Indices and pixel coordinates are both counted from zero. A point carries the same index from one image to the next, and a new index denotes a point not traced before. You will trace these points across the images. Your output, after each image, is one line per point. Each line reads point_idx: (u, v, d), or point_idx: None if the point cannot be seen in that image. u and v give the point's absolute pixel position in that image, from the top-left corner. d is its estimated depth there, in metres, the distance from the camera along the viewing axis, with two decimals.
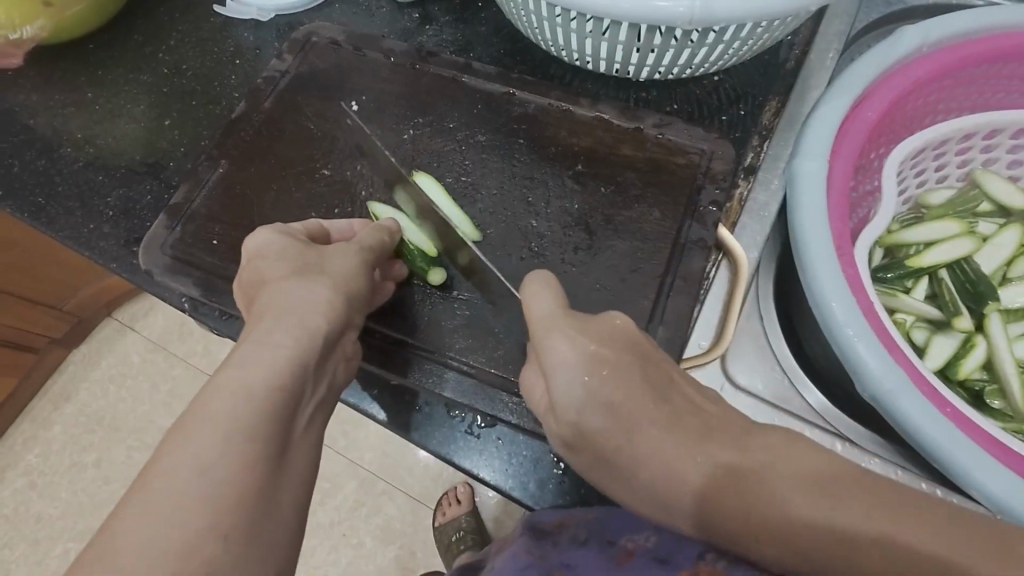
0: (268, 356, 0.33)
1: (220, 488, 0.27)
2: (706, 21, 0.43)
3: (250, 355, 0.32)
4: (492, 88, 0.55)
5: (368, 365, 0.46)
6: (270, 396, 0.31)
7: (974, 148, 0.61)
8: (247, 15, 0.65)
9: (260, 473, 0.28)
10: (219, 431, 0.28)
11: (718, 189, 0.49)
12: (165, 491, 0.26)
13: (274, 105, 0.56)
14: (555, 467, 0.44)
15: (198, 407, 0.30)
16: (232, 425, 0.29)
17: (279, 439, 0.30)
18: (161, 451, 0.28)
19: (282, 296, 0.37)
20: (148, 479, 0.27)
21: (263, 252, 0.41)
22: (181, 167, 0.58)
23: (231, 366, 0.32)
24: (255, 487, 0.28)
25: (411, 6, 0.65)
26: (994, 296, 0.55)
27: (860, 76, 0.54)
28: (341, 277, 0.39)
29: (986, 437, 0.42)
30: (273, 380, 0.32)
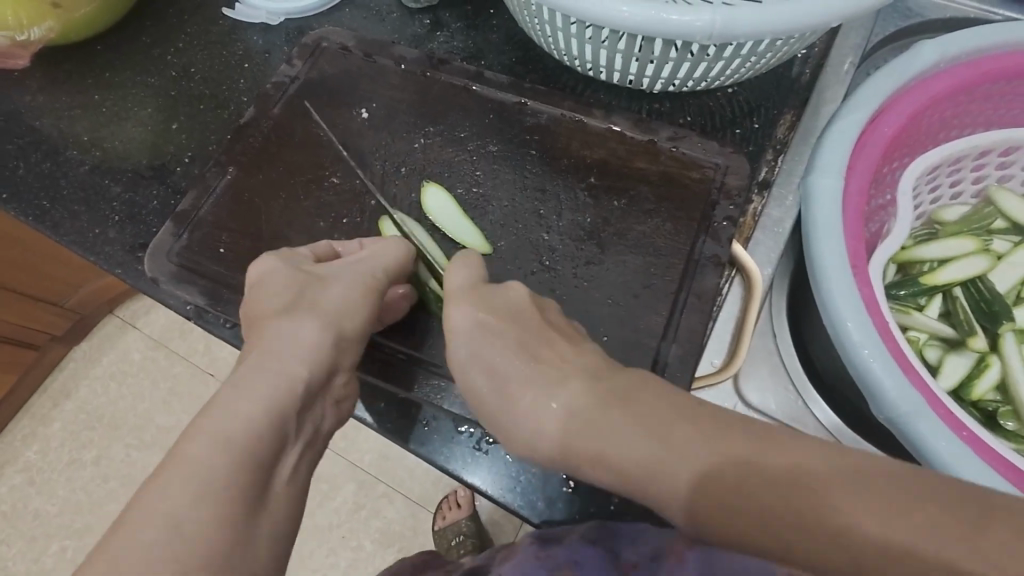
0: (251, 386, 0.35)
1: (194, 520, 0.29)
2: (726, 36, 0.43)
3: (235, 388, 0.35)
4: (504, 97, 0.54)
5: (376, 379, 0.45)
6: (247, 444, 0.32)
7: (989, 164, 0.61)
8: (256, 19, 0.65)
9: (230, 525, 0.30)
10: (194, 481, 0.30)
11: (733, 205, 0.48)
12: (135, 540, 0.28)
13: (283, 111, 0.55)
14: (565, 486, 0.44)
15: (179, 452, 0.31)
16: (208, 466, 0.31)
17: (254, 483, 0.32)
18: (141, 495, 0.30)
19: (273, 335, 0.38)
20: (123, 526, 0.29)
21: (265, 281, 0.42)
22: (188, 172, 0.57)
23: (217, 402, 0.34)
24: (221, 537, 0.29)
25: (422, 12, 0.64)
26: (1009, 315, 0.54)
27: (877, 92, 0.53)
28: (335, 312, 0.40)
29: (1000, 461, 0.42)
30: (257, 412, 0.34)
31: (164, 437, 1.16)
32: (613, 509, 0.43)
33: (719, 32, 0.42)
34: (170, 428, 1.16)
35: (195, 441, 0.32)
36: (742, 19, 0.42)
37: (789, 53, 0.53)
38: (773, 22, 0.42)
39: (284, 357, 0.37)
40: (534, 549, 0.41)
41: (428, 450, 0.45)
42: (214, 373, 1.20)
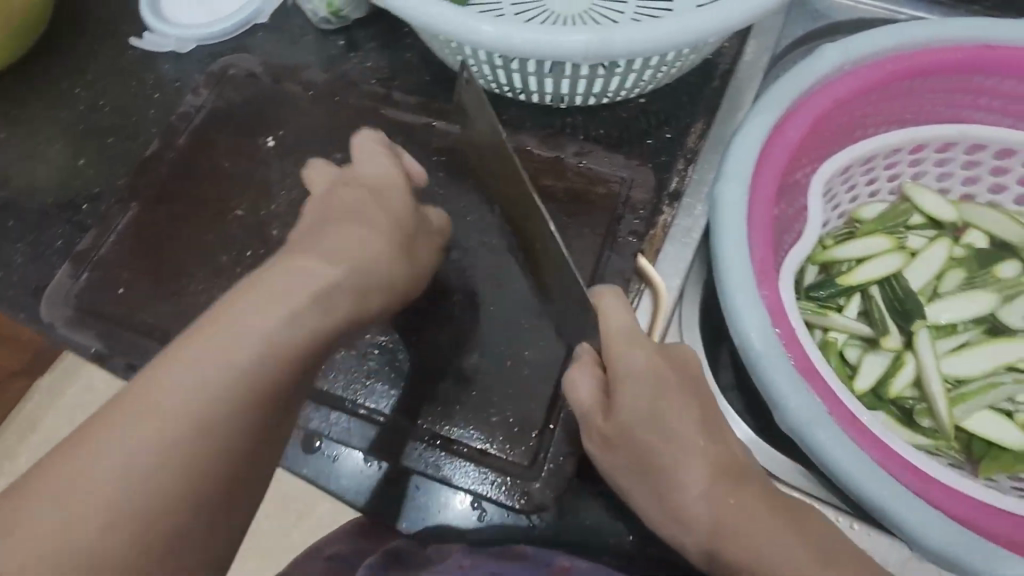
0: (203, 376, 0.31)
1: (146, 473, 0.29)
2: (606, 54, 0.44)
3: (236, 315, 0.33)
4: (414, 118, 0.54)
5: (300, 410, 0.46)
6: (246, 367, 0.31)
7: (903, 162, 0.61)
8: (167, 47, 0.63)
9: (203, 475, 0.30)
10: (161, 438, 0.29)
11: (638, 218, 0.48)
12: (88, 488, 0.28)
13: (189, 142, 0.54)
14: (472, 514, 0.44)
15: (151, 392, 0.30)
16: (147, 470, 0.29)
17: (235, 432, 0.31)
18: (105, 419, 0.30)
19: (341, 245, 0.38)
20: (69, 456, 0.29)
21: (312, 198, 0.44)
22: (96, 208, 0.56)
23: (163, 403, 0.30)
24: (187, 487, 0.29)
25: (336, 32, 0.63)
26: (921, 313, 0.55)
27: (780, 97, 0.54)
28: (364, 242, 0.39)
29: (901, 464, 0.42)
30: (204, 407, 0.30)
31: None
32: (520, 532, 0.43)
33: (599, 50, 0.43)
34: None
35: (117, 450, 0.29)
36: (619, 38, 0.43)
37: (691, 62, 0.53)
38: (652, 41, 0.44)
39: (235, 347, 0.32)
40: (460, 559, 0.42)
41: (333, 487, 0.45)
42: None
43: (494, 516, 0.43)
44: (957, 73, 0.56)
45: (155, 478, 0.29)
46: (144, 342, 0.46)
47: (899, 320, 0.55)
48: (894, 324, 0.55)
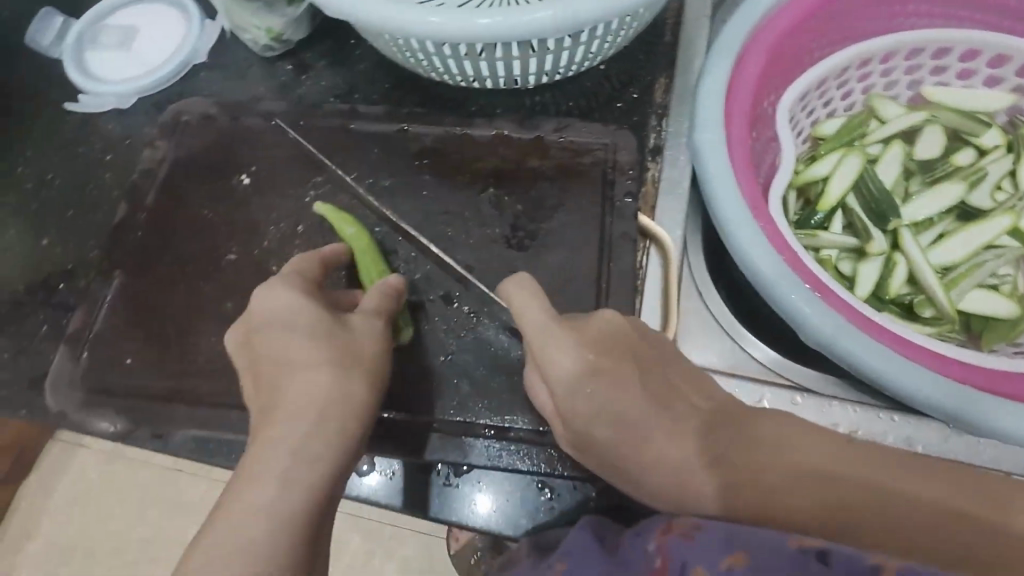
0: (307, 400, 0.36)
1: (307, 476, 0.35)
2: (572, 24, 0.43)
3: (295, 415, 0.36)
4: (386, 127, 0.53)
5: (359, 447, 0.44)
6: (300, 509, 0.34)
7: (851, 79, 0.64)
8: (105, 106, 0.60)
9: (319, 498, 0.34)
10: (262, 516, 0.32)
11: (629, 179, 0.49)
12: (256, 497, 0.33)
13: (159, 198, 0.52)
14: (542, 494, 0.43)
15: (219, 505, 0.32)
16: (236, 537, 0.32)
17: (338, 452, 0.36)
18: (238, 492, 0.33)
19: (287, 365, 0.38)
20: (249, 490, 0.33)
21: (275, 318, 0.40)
22: (75, 286, 0.53)
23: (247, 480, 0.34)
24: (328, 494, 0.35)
25: (282, 58, 0.61)
26: (895, 212, 0.58)
27: (732, 39, 0.55)
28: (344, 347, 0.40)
29: (921, 351, 0.45)
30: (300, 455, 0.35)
31: (146, 552, 1.09)
32: (594, 504, 0.43)
33: (565, 23, 0.43)
34: (149, 540, 1.09)
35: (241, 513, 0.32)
36: (582, 6, 0.43)
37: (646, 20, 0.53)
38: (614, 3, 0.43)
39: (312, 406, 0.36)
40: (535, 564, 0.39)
41: (389, 498, 0.43)
42: (182, 470, 1.14)
43: (564, 490, 0.43)
44: None
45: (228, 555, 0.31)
46: (167, 408, 0.44)
47: (879, 222, 0.59)
48: (878, 229, 0.58)
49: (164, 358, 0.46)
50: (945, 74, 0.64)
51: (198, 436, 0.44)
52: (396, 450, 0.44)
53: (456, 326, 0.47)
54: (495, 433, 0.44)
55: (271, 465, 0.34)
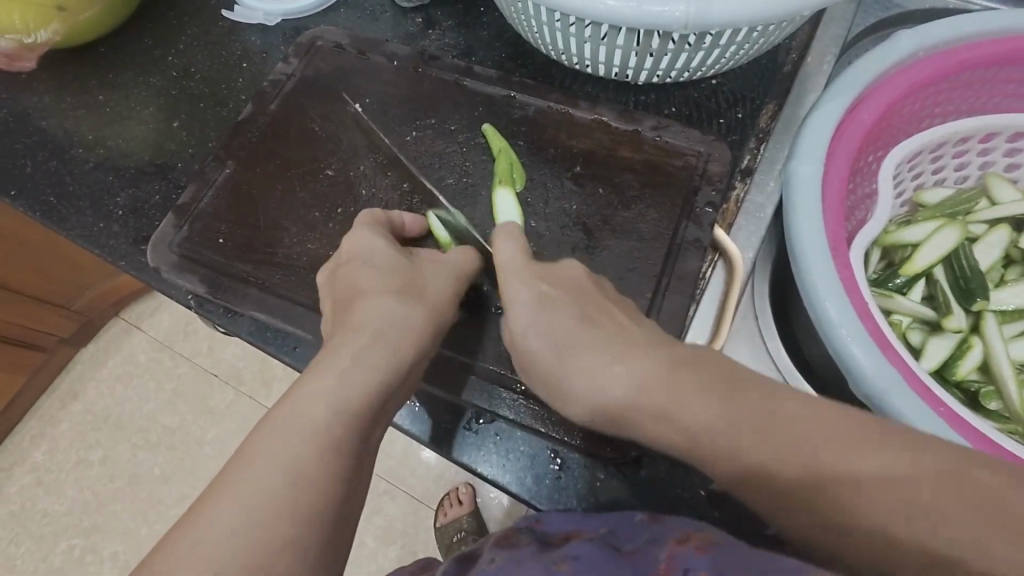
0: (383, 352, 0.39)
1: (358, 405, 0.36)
2: (703, 23, 0.45)
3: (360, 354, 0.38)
4: (495, 91, 0.56)
5: None
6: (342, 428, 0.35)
7: (970, 151, 0.62)
8: (254, 20, 0.67)
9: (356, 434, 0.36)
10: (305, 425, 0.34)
11: (715, 190, 0.50)
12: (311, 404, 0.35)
13: (280, 107, 0.57)
14: (552, 463, 0.44)
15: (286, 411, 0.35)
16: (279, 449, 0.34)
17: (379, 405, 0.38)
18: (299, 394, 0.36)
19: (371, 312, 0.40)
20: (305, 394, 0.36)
21: (362, 260, 0.44)
22: (189, 168, 0.59)
23: (302, 388, 0.37)
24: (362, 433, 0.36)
25: (414, 11, 0.66)
26: (984, 293, 0.54)
27: (856, 79, 0.54)
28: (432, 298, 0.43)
29: (975, 434, 0.43)
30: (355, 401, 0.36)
31: (170, 437, 1.17)
32: (598, 486, 0.44)
33: (698, 21, 0.44)
34: (176, 428, 1.18)
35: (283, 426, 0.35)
36: (716, 5, 0.44)
37: (772, 40, 0.54)
38: (747, 11, 0.44)
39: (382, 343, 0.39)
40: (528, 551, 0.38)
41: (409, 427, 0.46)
42: (219, 374, 1.22)
43: (574, 463, 0.44)
44: None
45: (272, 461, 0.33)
46: (243, 288, 0.48)
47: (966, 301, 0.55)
48: (961, 307, 0.56)
49: (249, 245, 0.50)
50: None
51: (263, 322, 0.48)
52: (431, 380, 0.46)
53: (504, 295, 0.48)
54: (524, 391, 0.46)
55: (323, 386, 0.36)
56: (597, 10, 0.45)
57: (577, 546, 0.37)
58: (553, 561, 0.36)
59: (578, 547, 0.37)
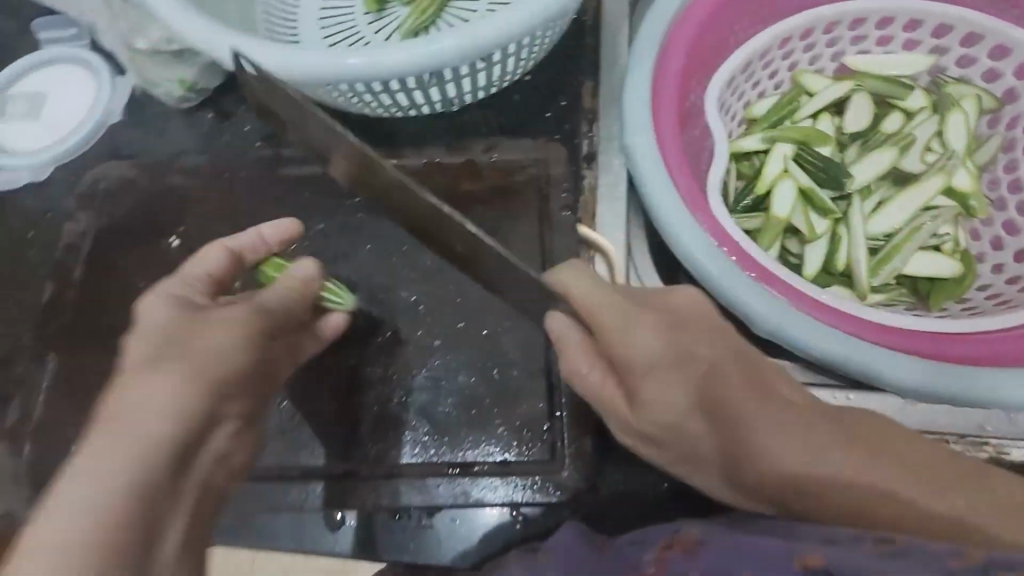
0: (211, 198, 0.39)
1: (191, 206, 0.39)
2: (471, 52, 0.43)
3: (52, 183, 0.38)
4: (313, 169, 0.52)
5: (342, 499, 0.43)
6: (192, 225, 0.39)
7: (776, 59, 0.64)
8: (23, 178, 0.58)
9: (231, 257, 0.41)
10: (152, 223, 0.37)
11: (565, 192, 0.49)
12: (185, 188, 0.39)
13: (88, 271, 0.50)
14: (516, 523, 0.42)
15: None
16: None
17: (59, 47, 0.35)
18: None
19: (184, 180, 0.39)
20: None
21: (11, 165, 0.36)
22: (10, 375, 0.50)
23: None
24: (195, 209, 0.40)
25: (200, 108, 0.59)
26: (845, 176, 0.58)
27: (651, 34, 0.55)
28: None
29: (867, 328, 0.45)
30: None
31: None
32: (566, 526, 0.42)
33: (452, 51, 0.43)
34: None
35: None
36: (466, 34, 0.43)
37: (551, 39, 0.52)
38: (495, 33, 0.43)
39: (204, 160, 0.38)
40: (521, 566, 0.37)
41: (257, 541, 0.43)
42: None
43: (536, 517, 0.42)
44: None
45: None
46: None
47: (836, 188, 0.59)
48: (827, 200, 0.58)
49: None
50: (865, 42, 0.64)
51: None
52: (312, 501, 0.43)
53: (358, 387, 0.45)
54: (461, 470, 0.43)
55: (143, 445, 0.27)
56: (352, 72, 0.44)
57: (562, 538, 0.38)
58: (534, 559, 0.36)
59: (564, 540, 0.37)
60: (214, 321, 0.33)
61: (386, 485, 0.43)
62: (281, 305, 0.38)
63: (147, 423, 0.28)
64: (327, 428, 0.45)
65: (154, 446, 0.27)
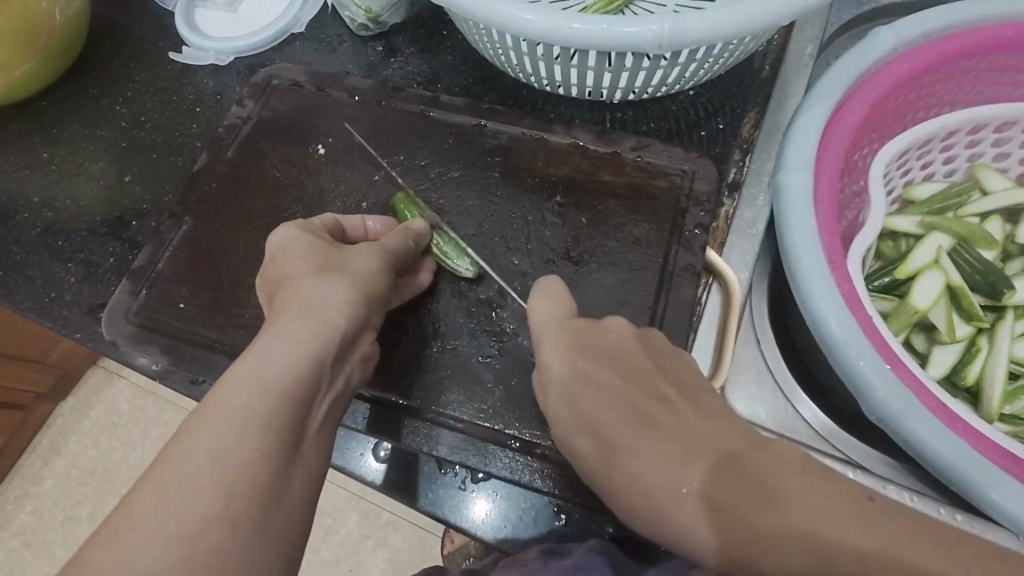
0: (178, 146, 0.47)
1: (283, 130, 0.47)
2: (673, 41, 0.41)
3: None
4: (464, 120, 0.53)
5: (389, 439, 0.42)
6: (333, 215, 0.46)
7: (958, 144, 0.59)
8: (205, 60, 0.63)
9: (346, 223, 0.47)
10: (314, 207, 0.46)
11: (703, 211, 0.47)
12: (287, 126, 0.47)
13: (237, 154, 0.54)
14: (557, 519, 0.41)
15: None
16: (255, 415, 0.29)
17: None
18: None
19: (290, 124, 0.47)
20: None
21: None
22: (145, 226, 0.55)
23: None
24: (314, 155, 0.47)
25: (374, 39, 0.62)
26: (1006, 287, 0.52)
27: (838, 80, 0.52)
28: None
29: (998, 449, 0.40)
30: None
31: None
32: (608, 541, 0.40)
33: (623, 34, 0.40)
34: None
35: (236, 395, 0.30)
36: (673, 20, 0.40)
37: (737, 57, 0.51)
38: (704, 27, 0.40)
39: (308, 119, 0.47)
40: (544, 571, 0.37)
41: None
42: None
43: (577, 518, 0.41)
44: (1014, 50, 0.54)
45: (256, 433, 0.29)
46: (208, 356, 0.45)
47: (989, 296, 0.53)
48: (977, 304, 0.53)
49: (214, 308, 0.47)
50: None
51: None
52: (369, 424, 0.43)
53: (444, 334, 0.45)
54: (521, 446, 0.41)
55: (295, 373, 0.32)
56: (513, 25, 0.41)
57: (583, 555, 0.37)
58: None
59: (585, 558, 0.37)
60: (359, 254, 0.42)
61: (433, 436, 0.42)
62: (402, 267, 0.45)
63: (307, 327, 0.35)
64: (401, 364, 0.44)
65: (307, 356, 0.34)
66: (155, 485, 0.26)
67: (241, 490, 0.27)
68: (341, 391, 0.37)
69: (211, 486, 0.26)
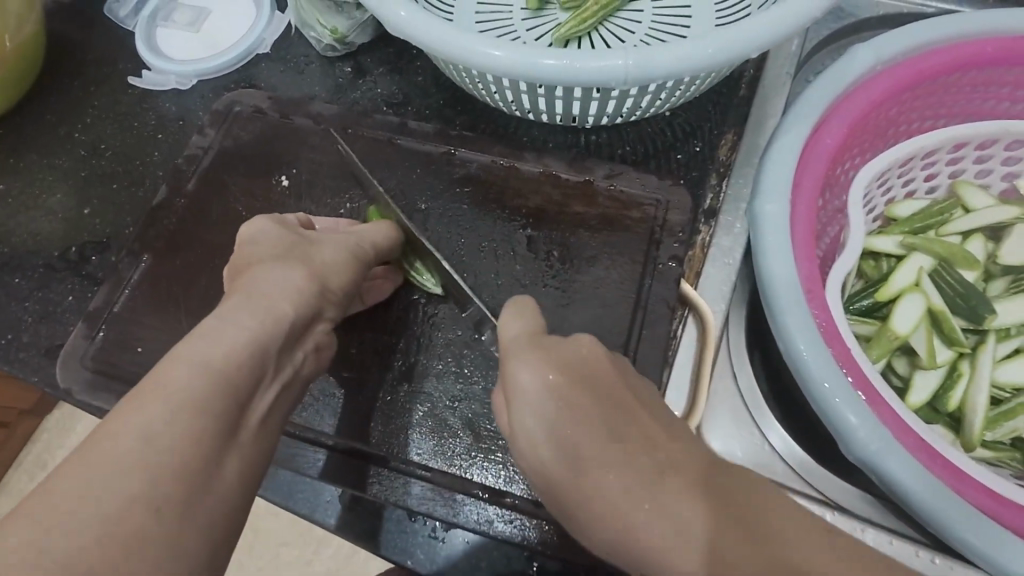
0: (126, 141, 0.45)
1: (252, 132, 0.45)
2: (640, 75, 0.39)
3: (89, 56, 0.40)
4: (432, 148, 0.51)
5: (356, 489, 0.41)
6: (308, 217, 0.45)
7: (939, 162, 0.58)
8: (166, 84, 0.61)
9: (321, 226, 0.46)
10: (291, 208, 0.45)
11: (677, 242, 0.46)
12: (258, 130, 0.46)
13: (198, 186, 0.52)
14: (530, 568, 0.39)
15: None
16: (193, 399, 0.28)
17: None
18: None
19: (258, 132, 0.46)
20: None
21: None
22: (105, 261, 0.53)
23: None
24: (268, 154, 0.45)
25: (342, 59, 0.60)
26: (988, 311, 0.51)
27: (816, 102, 0.51)
28: None
29: (974, 486, 0.40)
30: None
31: None
32: None
33: (596, 71, 0.39)
34: None
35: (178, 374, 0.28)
36: (639, 55, 0.39)
37: (711, 81, 0.49)
38: (671, 61, 0.39)
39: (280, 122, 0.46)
40: None
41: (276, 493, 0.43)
42: None
43: (551, 569, 0.39)
44: (994, 67, 0.53)
45: (190, 417, 0.27)
46: None
47: (971, 320, 0.52)
48: (959, 329, 0.52)
49: None
50: None
51: None
52: (336, 476, 0.41)
53: (412, 377, 0.44)
54: (490, 495, 0.40)
55: (238, 362, 0.30)
56: (475, 61, 0.40)
57: None
58: None
59: None
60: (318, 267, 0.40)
61: (402, 485, 0.41)
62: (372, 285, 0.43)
63: (253, 316, 0.33)
64: (368, 409, 0.43)
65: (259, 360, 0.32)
66: (84, 469, 0.25)
67: (169, 475, 0.26)
68: (292, 378, 0.35)
69: (137, 474, 0.25)
